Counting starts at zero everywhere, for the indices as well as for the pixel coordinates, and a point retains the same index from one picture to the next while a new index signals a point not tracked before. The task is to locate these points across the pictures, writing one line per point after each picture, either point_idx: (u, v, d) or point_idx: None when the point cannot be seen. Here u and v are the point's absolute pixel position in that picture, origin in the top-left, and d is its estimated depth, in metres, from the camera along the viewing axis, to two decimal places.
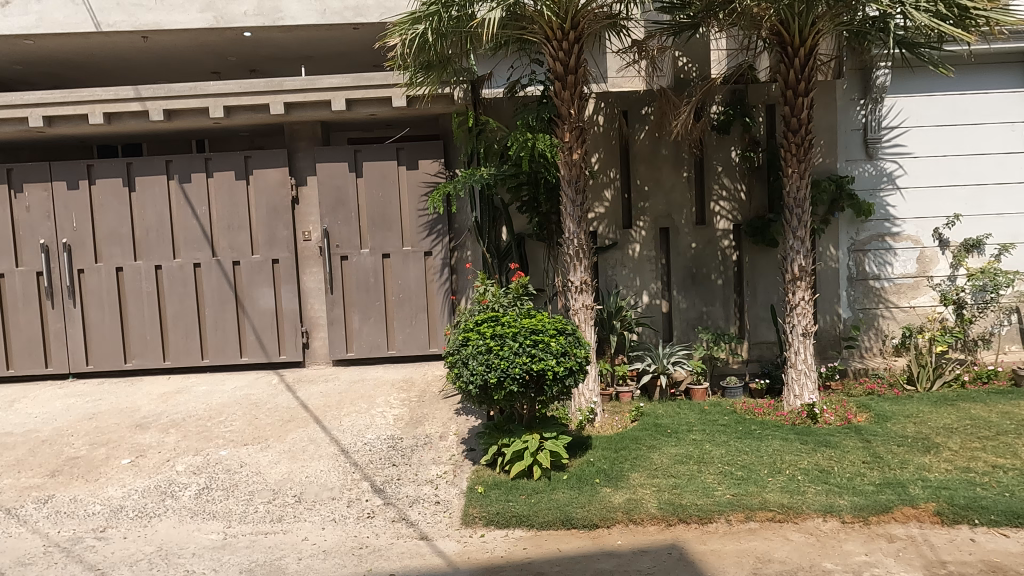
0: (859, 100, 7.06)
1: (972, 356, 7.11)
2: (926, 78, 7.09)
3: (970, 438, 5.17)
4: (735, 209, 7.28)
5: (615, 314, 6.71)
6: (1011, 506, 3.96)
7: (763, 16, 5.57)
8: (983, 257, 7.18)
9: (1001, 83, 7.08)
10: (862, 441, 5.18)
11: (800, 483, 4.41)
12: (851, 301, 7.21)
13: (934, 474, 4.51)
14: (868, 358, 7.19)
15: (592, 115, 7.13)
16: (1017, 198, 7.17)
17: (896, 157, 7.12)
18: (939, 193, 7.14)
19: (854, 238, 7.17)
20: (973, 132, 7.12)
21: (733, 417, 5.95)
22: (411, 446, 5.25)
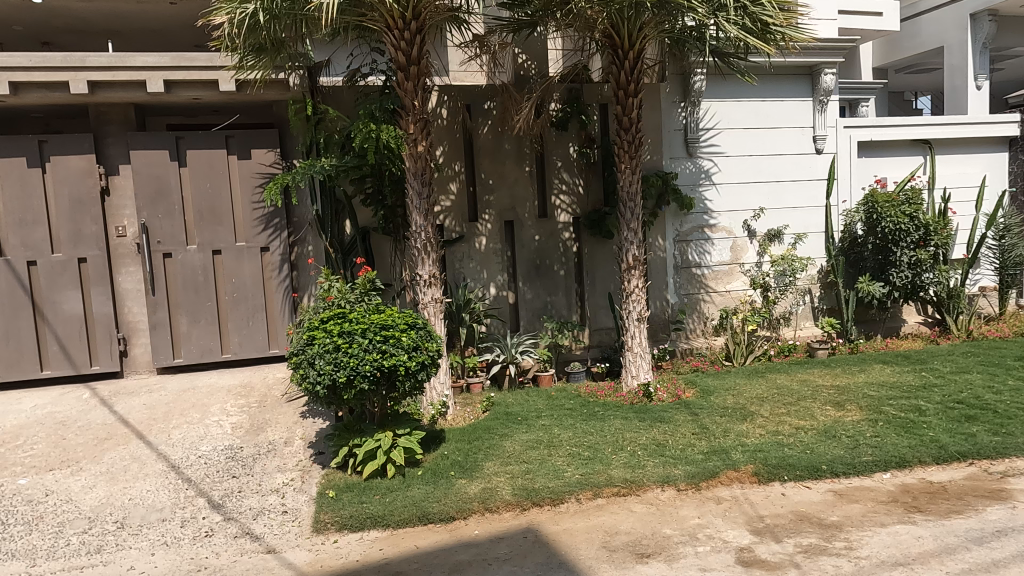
0: (679, 103, 7.70)
1: (776, 332, 8.09)
2: (734, 85, 7.89)
3: (777, 405, 5.86)
4: (574, 203, 7.63)
5: (464, 307, 6.81)
6: (812, 462, 4.55)
7: (597, 19, 5.83)
8: (783, 245, 8.16)
9: (793, 92, 8.07)
10: (691, 414, 5.68)
11: (640, 457, 4.74)
12: (677, 288, 7.85)
13: (751, 439, 5.06)
14: (693, 339, 7.89)
15: (434, 108, 7.08)
16: (807, 193, 8.22)
17: (711, 156, 7.86)
18: (747, 189, 8.00)
19: (678, 229, 7.80)
20: (773, 135, 8.05)
21: (579, 401, 6.24)
22: (252, 455, 4.91)
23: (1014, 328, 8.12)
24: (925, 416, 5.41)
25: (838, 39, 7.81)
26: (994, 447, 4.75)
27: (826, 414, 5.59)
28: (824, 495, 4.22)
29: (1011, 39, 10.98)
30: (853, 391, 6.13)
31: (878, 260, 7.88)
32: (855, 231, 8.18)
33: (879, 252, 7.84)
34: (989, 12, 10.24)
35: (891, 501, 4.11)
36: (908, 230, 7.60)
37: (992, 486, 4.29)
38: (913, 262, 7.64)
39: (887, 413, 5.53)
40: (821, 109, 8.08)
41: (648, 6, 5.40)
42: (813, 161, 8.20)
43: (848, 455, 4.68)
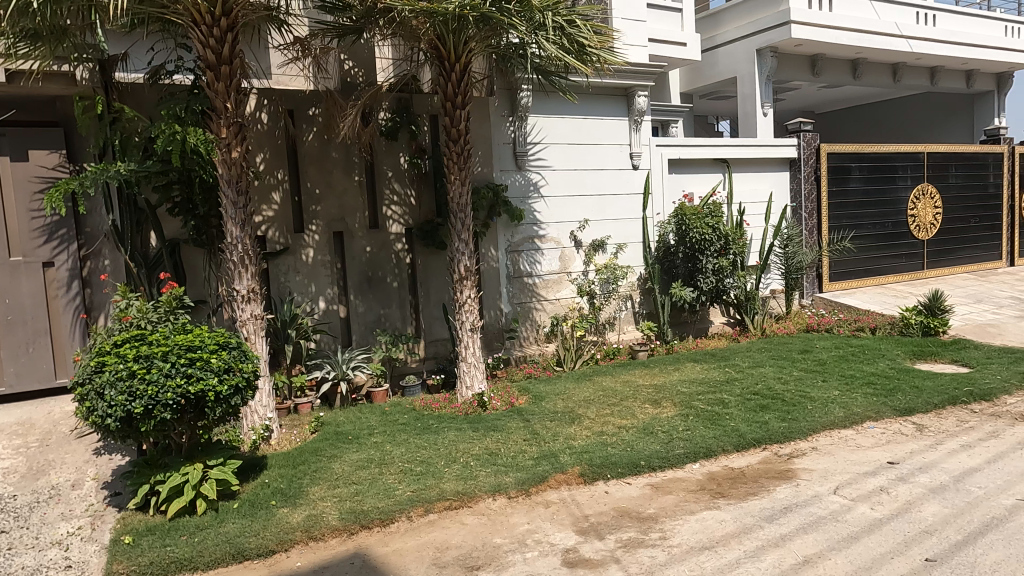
0: (508, 117, 7.92)
1: (602, 337, 8.55)
2: (558, 103, 8.25)
3: (602, 406, 6.17)
4: (406, 213, 7.53)
5: (290, 323, 6.43)
6: (632, 458, 4.84)
7: (422, 30, 5.82)
8: (606, 255, 8.67)
9: (611, 111, 8.62)
10: (523, 421, 5.81)
11: (472, 468, 4.74)
12: (510, 297, 8.03)
13: (578, 441, 5.27)
14: (527, 346, 8.11)
15: (253, 112, 6.64)
16: (627, 206, 8.80)
17: (538, 169, 8.14)
18: (573, 201, 8.39)
19: (510, 239, 7.99)
20: (594, 151, 8.53)
21: (413, 415, 6.13)
22: (29, 504, 4.23)
23: (798, 325, 9.32)
24: (727, 408, 5.99)
25: (648, 65, 8.50)
26: (782, 432, 5.36)
27: (646, 412, 5.98)
28: (643, 489, 4.50)
29: (788, 74, 12.65)
30: (668, 389, 6.63)
31: (688, 266, 8.67)
32: (668, 241, 8.91)
33: (688, 259, 8.64)
34: (771, 49, 11.78)
35: (699, 489, 4.47)
36: (711, 240, 8.46)
37: (781, 467, 4.83)
38: (716, 269, 8.56)
39: (696, 407, 6.05)
40: (636, 128, 8.73)
41: (471, 21, 5.46)
42: (630, 176, 8.81)
43: (663, 450, 5.03)
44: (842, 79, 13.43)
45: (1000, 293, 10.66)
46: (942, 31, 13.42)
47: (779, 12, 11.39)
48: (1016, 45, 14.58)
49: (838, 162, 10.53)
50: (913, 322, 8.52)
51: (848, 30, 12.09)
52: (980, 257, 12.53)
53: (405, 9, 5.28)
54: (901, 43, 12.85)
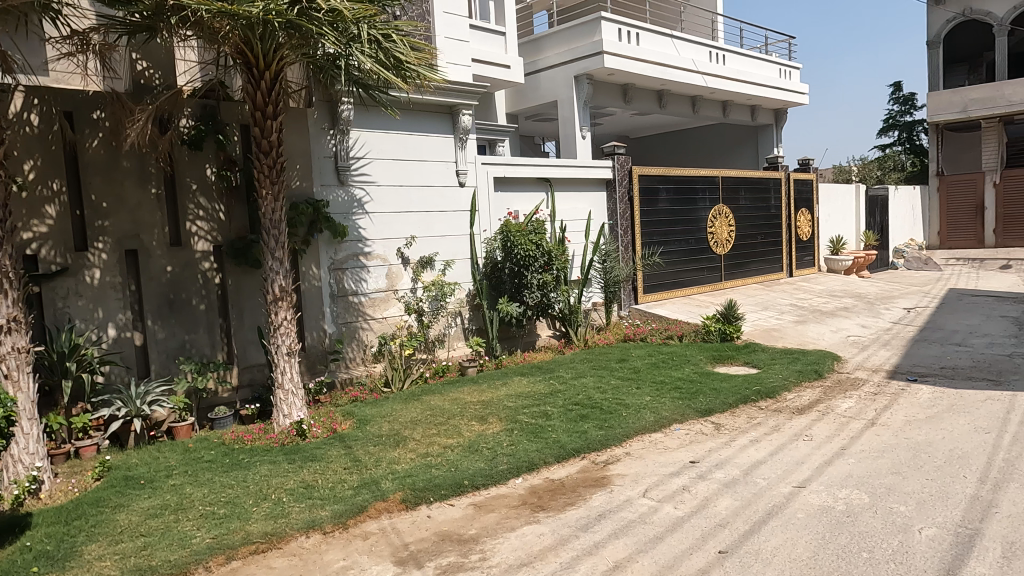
0: (328, 130, 7.62)
1: (432, 354, 8.46)
2: (381, 117, 8.09)
3: (428, 427, 6.07)
4: (214, 230, 6.91)
5: (70, 354, 5.60)
6: (455, 479, 4.78)
7: (224, 34, 5.40)
8: (434, 271, 8.61)
9: (436, 128, 8.61)
10: (344, 448, 5.53)
11: (284, 505, 4.40)
12: (334, 317, 7.67)
13: (401, 466, 5.11)
14: (353, 368, 7.80)
15: (18, 112, 5.71)
16: (454, 223, 8.82)
17: (362, 185, 7.89)
18: (399, 217, 8.24)
19: (333, 257, 7.65)
20: (420, 167, 8.46)
21: (220, 450, 5.59)
22: None
23: (616, 336, 9.91)
24: (550, 420, 6.16)
25: (471, 84, 8.65)
26: (600, 440, 5.61)
27: (472, 429, 5.97)
28: (465, 509, 4.45)
29: (603, 100, 13.55)
30: (495, 404, 6.69)
31: (514, 282, 8.89)
32: (495, 257, 9.07)
33: (515, 275, 8.86)
34: (587, 76, 12.59)
35: (520, 504, 4.51)
36: (536, 256, 8.76)
37: (597, 474, 5.04)
38: (541, 284, 8.86)
39: (520, 421, 6.15)
40: (461, 146, 8.82)
41: (279, 27, 5.17)
42: (457, 194, 8.84)
43: (487, 467, 5.04)
44: (650, 107, 14.66)
45: (782, 301, 12.17)
46: (730, 70, 15.19)
47: (594, 42, 12.20)
48: (787, 86, 16.90)
49: (648, 183, 11.42)
50: (713, 329, 9.42)
51: (653, 63, 13.25)
52: (766, 269, 14.23)
53: (201, 9, 4.86)
54: (697, 77, 14.35)
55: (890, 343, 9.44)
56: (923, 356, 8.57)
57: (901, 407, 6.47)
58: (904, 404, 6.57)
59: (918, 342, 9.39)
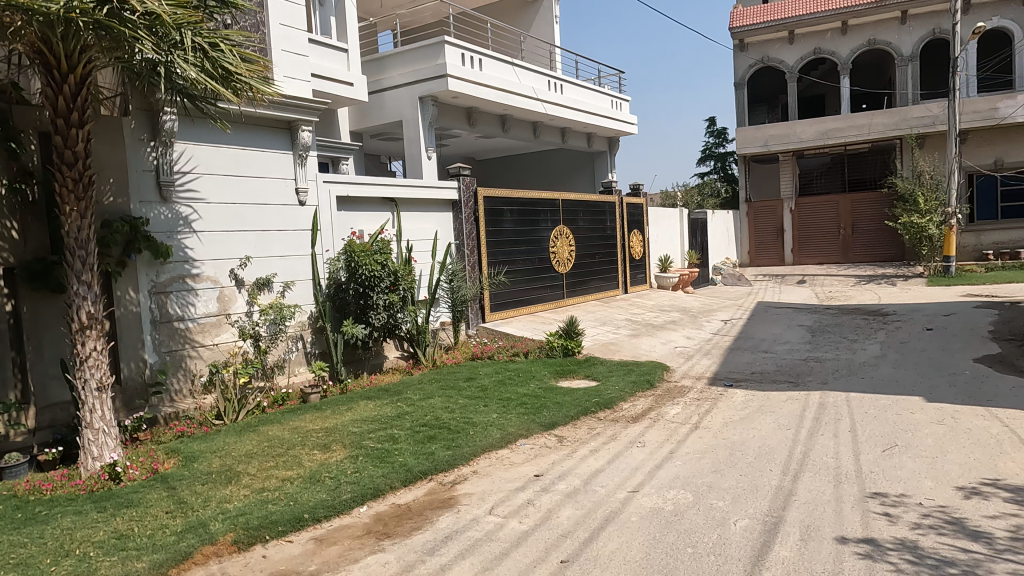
0: (148, 141, 6.98)
1: (270, 382, 7.98)
2: (211, 130, 7.56)
3: (265, 459, 5.70)
4: (4, 250, 6.02)
5: None
6: (295, 513, 4.53)
7: (16, 29, 4.78)
8: (271, 294, 8.15)
9: (273, 143, 8.21)
10: (167, 489, 5.03)
11: (92, 560, 3.90)
12: (156, 345, 6.98)
13: (233, 504, 4.74)
14: (178, 401, 7.12)
15: None
16: (294, 242, 8.41)
17: (189, 202, 7.30)
18: (232, 237, 7.71)
19: (154, 280, 6.97)
20: (255, 184, 8.00)
21: (11, 505, 4.84)
22: None
23: (464, 354, 9.98)
24: (396, 444, 6.03)
25: (311, 100, 8.39)
26: (447, 460, 5.59)
27: (313, 459, 5.68)
28: (305, 545, 4.22)
29: (448, 122, 13.73)
30: (339, 431, 6.43)
31: (359, 304, 8.67)
32: (338, 278, 8.79)
33: (359, 296, 8.64)
34: (432, 98, 12.73)
35: (365, 534, 4.36)
36: (381, 277, 8.62)
37: (444, 495, 5.01)
38: (387, 304, 8.72)
39: (366, 446, 5.96)
40: (301, 163, 8.49)
41: (84, 27, 4.68)
42: (296, 212, 8.46)
43: (329, 497, 4.82)
44: (493, 131, 15.08)
45: (618, 316, 12.97)
46: (567, 99, 16.06)
47: (437, 65, 12.36)
48: (618, 116, 18.20)
49: (492, 205, 11.70)
50: (556, 345, 9.79)
51: (495, 88, 13.67)
52: (604, 286, 15.11)
53: None
54: (537, 105, 15.02)
55: (711, 352, 10.39)
56: (737, 364, 9.53)
57: (720, 410, 7.13)
58: (722, 407, 7.25)
59: (733, 351, 10.43)
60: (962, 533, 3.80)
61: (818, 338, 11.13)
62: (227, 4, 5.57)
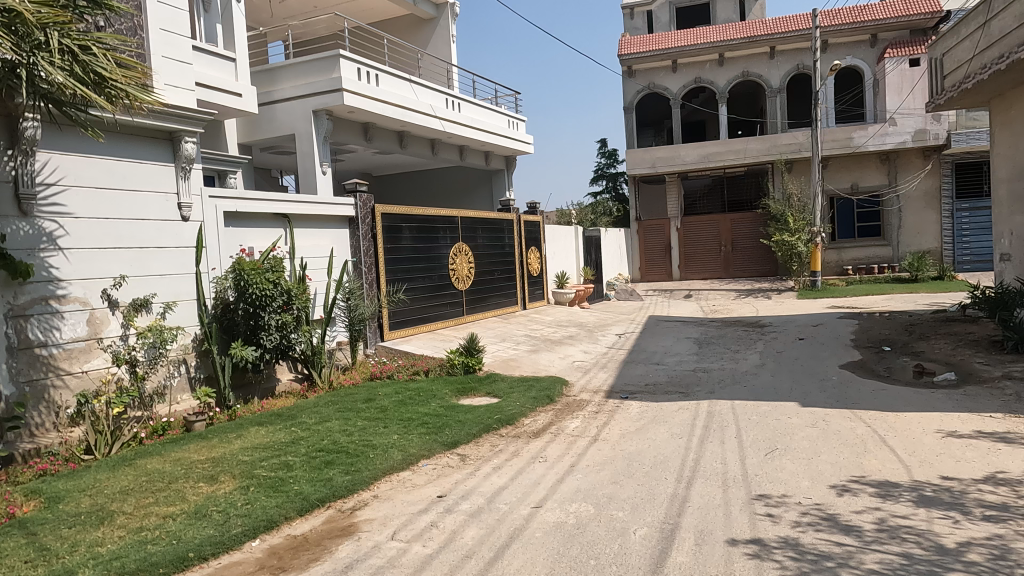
0: (4, 149, 6.32)
1: (149, 411, 7.39)
2: (80, 139, 6.97)
3: (144, 495, 5.26)
4: None
5: None
6: (178, 552, 4.21)
7: None
8: (150, 316, 7.57)
9: (152, 155, 7.69)
10: (26, 536, 4.52)
11: None
12: (13, 375, 6.26)
13: (106, 548, 4.33)
14: (39, 436, 6.43)
15: None
16: (175, 260, 7.89)
17: (53, 217, 6.67)
18: (104, 255, 7.11)
19: (10, 302, 6.29)
20: (132, 198, 7.44)
21: None
22: None
23: (362, 375, 9.71)
24: (291, 471, 5.75)
25: (196, 110, 7.96)
26: (346, 486, 5.39)
27: (198, 492, 5.31)
28: None
29: (343, 137, 13.43)
30: (227, 461, 6.05)
31: (249, 324, 8.23)
32: (226, 298, 8.33)
33: (249, 317, 8.20)
34: (326, 112, 12.43)
35: (257, 569, 4.12)
36: (273, 296, 8.23)
37: (343, 523, 4.82)
38: (279, 324, 8.32)
39: (257, 476, 5.64)
40: (183, 176, 8.01)
41: None
42: (178, 228, 7.95)
43: (217, 533, 4.51)
44: (390, 147, 14.92)
45: (518, 332, 13.12)
46: (465, 117, 16.18)
47: (332, 78, 12.10)
48: (515, 135, 18.53)
49: (390, 222, 11.54)
50: (456, 362, 9.74)
51: (392, 104, 13.55)
52: (503, 303, 15.24)
53: None
54: (435, 122, 15.03)
55: (607, 365, 10.72)
56: (633, 376, 9.88)
57: (617, 422, 7.35)
58: (619, 419, 7.49)
59: (627, 364, 10.81)
60: (836, 527, 4.13)
61: (705, 350, 11.76)
62: (100, 5, 5.22)
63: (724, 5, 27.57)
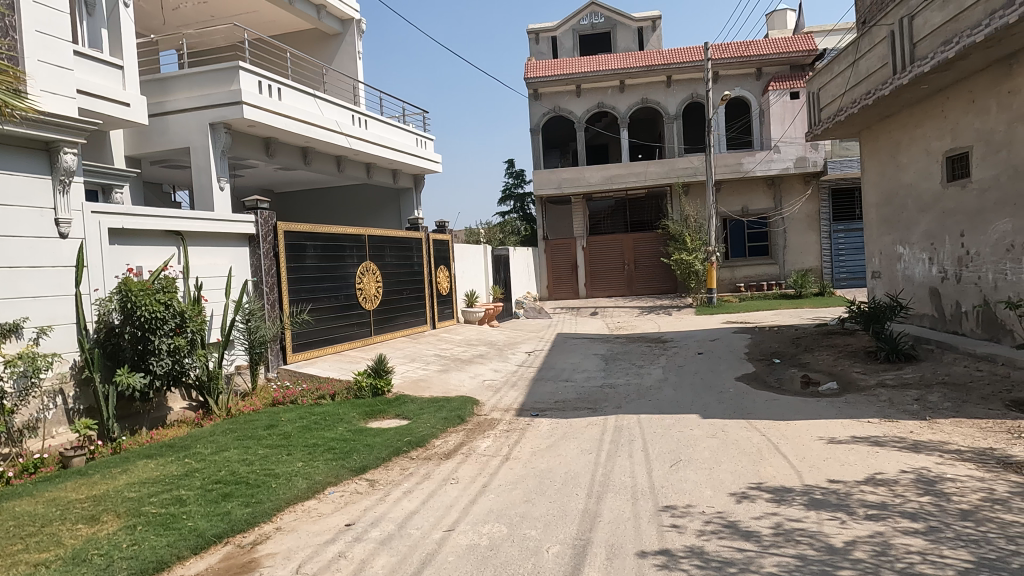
0: None
1: (18, 447, 6.70)
2: None
3: (11, 542, 4.74)
4: None
5: None
6: None
7: None
8: (20, 342, 6.85)
9: (24, 166, 7.06)
10: None
11: None
12: None
13: None
14: None
15: None
16: (52, 281, 7.24)
17: None
18: None
19: None
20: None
21: None
22: None
23: (263, 401, 9.24)
24: (184, 506, 5.37)
25: (76, 119, 7.41)
26: (246, 520, 5.09)
27: (76, 535, 4.84)
28: None
29: (242, 151, 12.88)
30: (111, 499, 5.56)
31: (136, 350, 7.66)
32: (111, 321, 7.73)
33: (136, 341, 7.64)
34: (225, 125, 11.91)
35: None
36: (164, 318, 7.71)
37: (243, 559, 4.54)
38: (172, 348, 7.80)
39: (145, 513, 5.22)
40: (62, 190, 7.40)
41: None
42: (55, 246, 7.30)
43: None
44: (294, 163, 14.47)
45: (427, 352, 12.95)
46: (372, 134, 15.96)
47: (231, 91, 11.62)
48: (423, 154, 18.45)
49: (293, 240, 11.15)
50: (364, 384, 9.47)
51: (295, 119, 13.17)
52: (412, 322, 15.03)
53: None
54: (340, 139, 14.73)
55: (517, 384, 10.77)
56: (542, 393, 9.98)
57: (528, 440, 7.38)
58: (530, 437, 7.52)
59: (537, 381, 10.92)
60: (737, 534, 4.31)
61: (611, 366, 12.07)
62: None
63: (624, 34, 28.84)
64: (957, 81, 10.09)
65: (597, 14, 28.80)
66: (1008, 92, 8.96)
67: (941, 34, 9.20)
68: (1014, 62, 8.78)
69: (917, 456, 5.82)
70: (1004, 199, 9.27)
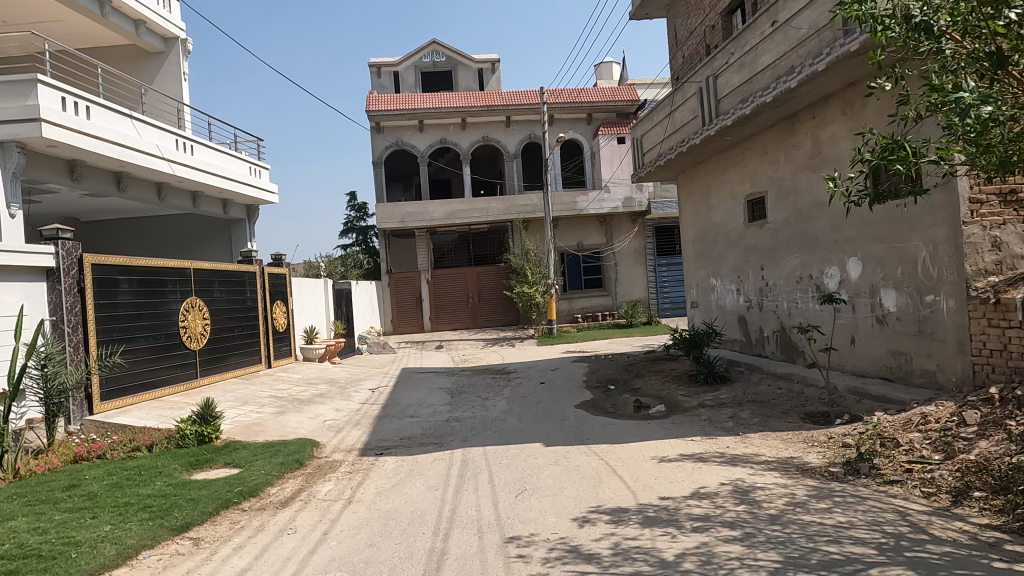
0: None
1: None
2: None
3: None
4: None
5: None
6: None
7: None
8: None
9: None
10: None
11: None
12: None
13: None
14: None
15: None
16: None
17: None
18: None
19: None
20: None
21: None
22: None
23: (62, 458, 8.05)
24: None
25: None
26: None
27: None
28: None
29: (40, 174, 11.41)
30: None
31: None
32: None
33: None
34: (16, 143, 10.45)
35: None
36: None
37: None
38: None
39: None
40: None
41: None
42: None
43: None
44: (105, 188, 13.06)
45: (261, 393, 12.09)
46: (198, 160, 14.84)
47: (26, 106, 10.29)
48: (257, 183, 17.52)
49: (102, 274, 10.00)
50: (188, 433, 8.61)
51: (108, 141, 11.94)
52: (244, 362, 14.01)
53: None
54: (162, 164, 13.55)
55: (360, 422, 10.36)
56: (387, 431, 9.70)
57: (372, 480, 7.14)
58: (374, 477, 7.27)
59: (381, 419, 10.59)
60: (580, 557, 4.45)
61: (457, 399, 12.07)
62: None
63: (465, 74, 29.75)
64: (753, 135, 11.54)
65: (438, 52, 29.39)
66: (792, 146, 10.39)
67: (739, 93, 10.52)
68: (796, 121, 10.21)
69: (733, 469, 6.41)
70: (793, 238, 10.67)
